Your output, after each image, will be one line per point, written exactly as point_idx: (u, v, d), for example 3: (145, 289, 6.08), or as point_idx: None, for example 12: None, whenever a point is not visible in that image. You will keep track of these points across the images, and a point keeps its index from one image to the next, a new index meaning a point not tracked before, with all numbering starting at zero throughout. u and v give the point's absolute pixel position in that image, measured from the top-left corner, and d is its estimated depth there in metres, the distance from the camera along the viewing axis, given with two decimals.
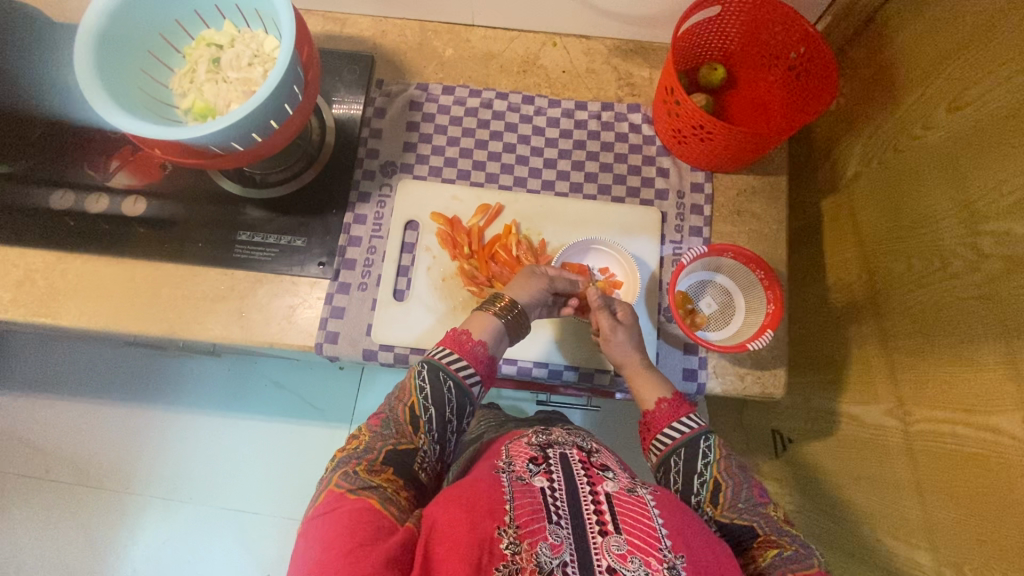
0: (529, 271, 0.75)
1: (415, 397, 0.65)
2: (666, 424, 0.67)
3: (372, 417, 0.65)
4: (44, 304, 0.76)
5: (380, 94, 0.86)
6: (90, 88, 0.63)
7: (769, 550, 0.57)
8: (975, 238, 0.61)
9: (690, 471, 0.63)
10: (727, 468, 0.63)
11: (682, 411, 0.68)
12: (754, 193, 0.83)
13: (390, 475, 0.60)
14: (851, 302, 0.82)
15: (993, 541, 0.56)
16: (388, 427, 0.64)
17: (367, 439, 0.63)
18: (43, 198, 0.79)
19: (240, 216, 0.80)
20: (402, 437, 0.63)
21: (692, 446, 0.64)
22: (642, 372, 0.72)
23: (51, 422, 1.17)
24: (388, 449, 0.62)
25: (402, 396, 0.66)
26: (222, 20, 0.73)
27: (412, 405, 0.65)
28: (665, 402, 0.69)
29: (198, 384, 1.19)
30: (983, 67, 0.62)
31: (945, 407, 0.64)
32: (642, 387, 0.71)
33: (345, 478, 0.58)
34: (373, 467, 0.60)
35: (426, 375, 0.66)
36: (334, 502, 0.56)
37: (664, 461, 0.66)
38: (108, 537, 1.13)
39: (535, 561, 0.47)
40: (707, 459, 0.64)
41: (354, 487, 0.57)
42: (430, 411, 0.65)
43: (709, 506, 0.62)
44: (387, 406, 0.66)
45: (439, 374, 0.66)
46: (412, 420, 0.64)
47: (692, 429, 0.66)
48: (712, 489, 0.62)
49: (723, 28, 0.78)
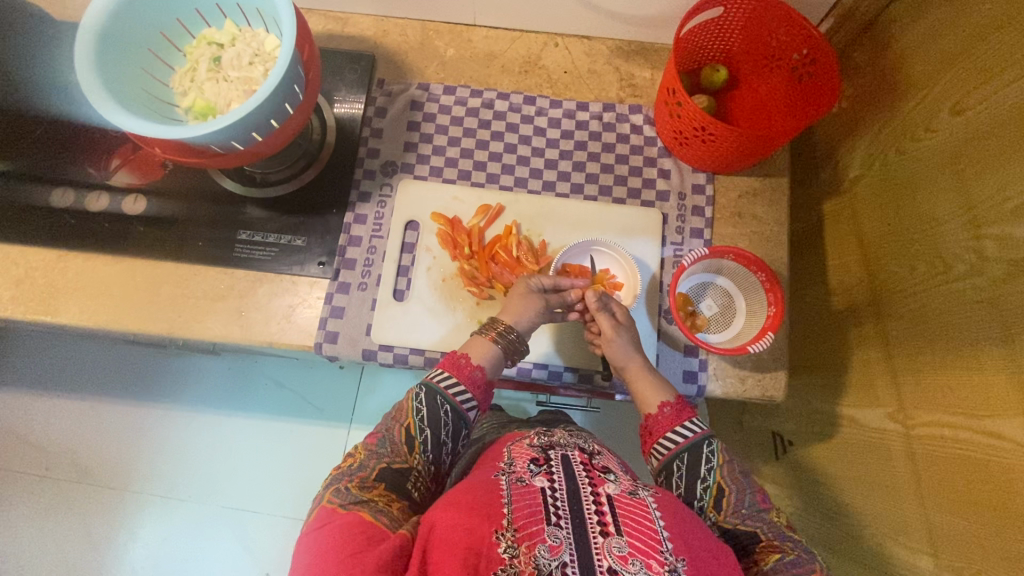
0: (528, 289, 0.74)
1: (411, 418, 0.65)
2: (667, 430, 0.67)
3: (368, 436, 0.66)
4: (43, 302, 0.76)
5: (382, 94, 0.86)
6: (90, 85, 0.62)
7: (771, 555, 0.58)
8: (977, 241, 0.61)
9: (693, 477, 0.63)
10: (731, 473, 0.63)
11: (684, 415, 0.67)
12: (755, 195, 0.82)
13: (381, 490, 0.60)
14: (852, 304, 0.82)
15: (993, 546, 0.56)
16: (384, 446, 0.65)
17: (362, 456, 0.64)
18: (42, 196, 0.79)
19: (240, 215, 0.80)
20: (396, 457, 0.64)
21: (695, 451, 0.64)
22: (643, 375, 0.71)
23: (50, 419, 1.17)
24: (381, 466, 0.62)
25: (399, 417, 0.66)
26: (223, 18, 0.73)
27: (408, 426, 0.65)
28: (667, 406, 0.68)
29: (197, 382, 1.19)
30: (986, 69, 0.62)
31: (946, 410, 0.64)
32: (645, 391, 0.70)
33: (337, 494, 0.59)
34: (365, 483, 0.60)
35: (423, 397, 0.66)
36: (326, 517, 0.56)
37: (667, 465, 0.65)
38: (107, 535, 1.13)
39: (534, 563, 0.47)
40: (710, 463, 0.63)
41: (345, 502, 0.57)
42: (426, 432, 0.65)
43: (712, 511, 0.62)
44: (384, 425, 0.67)
45: (436, 397, 0.66)
46: (408, 440, 0.65)
47: (695, 434, 0.65)
48: (715, 494, 0.62)
49: (725, 29, 0.78)
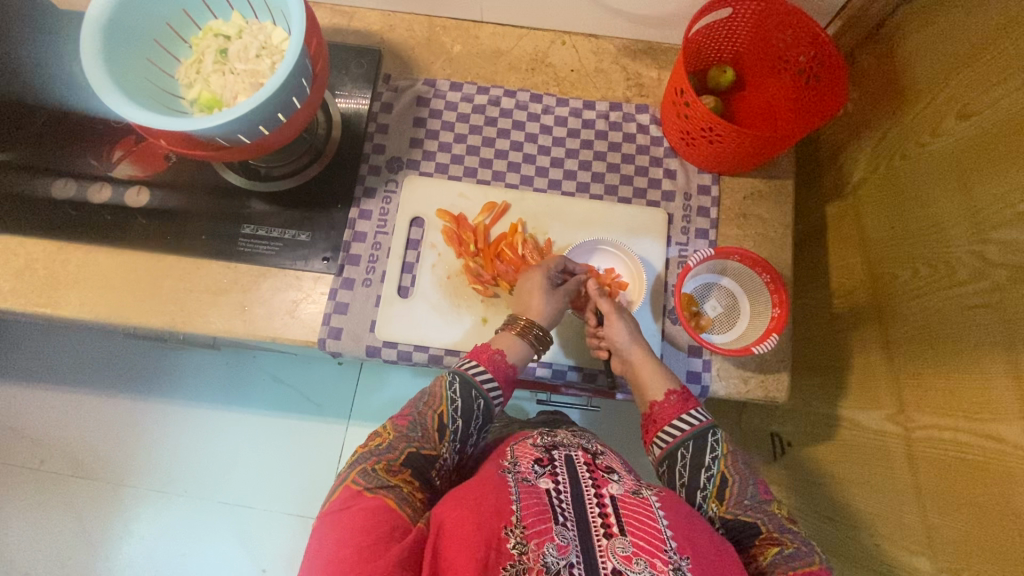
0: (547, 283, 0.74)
1: (445, 406, 0.65)
2: (673, 417, 0.67)
3: (398, 416, 0.65)
4: (43, 295, 0.75)
5: (387, 89, 0.86)
6: (95, 73, 0.62)
7: (770, 548, 0.58)
8: (981, 247, 0.61)
9: (697, 465, 0.63)
10: (733, 464, 0.63)
11: (689, 405, 0.68)
12: (761, 196, 0.82)
13: (406, 477, 0.60)
14: (853, 306, 0.83)
15: (993, 551, 0.57)
16: (414, 429, 0.64)
17: (391, 437, 0.63)
18: (43, 187, 0.79)
19: (244, 209, 0.79)
20: (426, 442, 0.63)
21: (701, 438, 0.64)
22: (648, 364, 0.71)
23: (46, 411, 1.16)
24: (410, 451, 0.62)
25: (432, 403, 0.65)
26: (230, 10, 0.72)
27: (440, 413, 0.65)
28: (673, 394, 0.69)
29: (195, 376, 1.19)
30: (994, 75, 0.62)
31: (945, 413, 0.64)
32: (649, 379, 0.70)
33: (363, 476, 0.58)
34: (392, 467, 0.60)
35: (458, 388, 0.66)
36: (350, 499, 0.56)
37: (670, 454, 0.65)
38: (102, 529, 1.12)
39: (542, 562, 0.47)
40: (714, 453, 0.64)
41: (371, 486, 0.57)
42: (458, 421, 0.65)
43: (714, 503, 0.62)
44: (414, 408, 0.66)
45: (470, 391, 0.66)
46: (440, 427, 0.64)
47: (700, 422, 0.66)
48: (718, 483, 0.62)
49: (733, 30, 0.78)
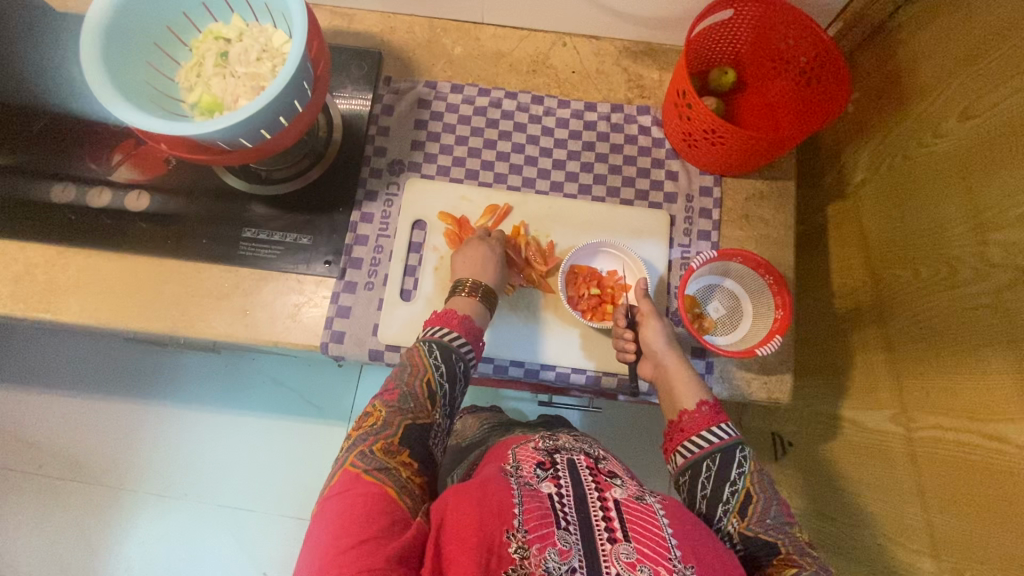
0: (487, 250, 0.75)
1: (431, 374, 0.66)
2: (702, 429, 0.67)
3: (386, 392, 0.65)
4: (43, 300, 0.75)
5: (388, 92, 0.85)
6: (95, 78, 0.61)
7: (786, 568, 0.57)
8: (982, 248, 0.62)
9: (723, 478, 0.63)
10: (761, 482, 0.63)
11: (719, 418, 0.68)
12: (763, 197, 0.83)
13: (406, 458, 0.60)
14: (855, 307, 0.83)
15: (995, 550, 0.57)
16: (406, 401, 0.64)
17: (385, 415, 0.63)
18: (41, 191, 0.78)
19: (245, 213, 0.79)
20: (419, 412, 0.64)
21: (728, 453, 0.64)
22: (682, 371, 0.72)
23: (45, 415, 1.15)
24: (407, 424, 0.63)
25: (417, 372, 0.66)
26: (230, 13, 0.72)
27: (428, 381, 0.66)
28: (705, 405, 0.69)
29: (195, 379, 1.18)
30: (995, 78, 0.62)
31: (946, 413, 0.65)
32: (683, 388, 0.71)
33: (362, 459, 0.58)
34: (390, 448, 0.60)
35: (439, 354, 0.67)
36: (350, 484, 0.56)
37: (694, 464, 0.65)
38: (102, 533, 1.12)
39: (544, 566, 0.47)
40: (742, 468, 0.63)
41: (370, 469, 0.57)
42: (445, 385, 0.67)
43: (736, 517, 0.61)
44: (400, 380, 0.66)
45: (451, 354, 0.68)
46: (429, 395, 0.65)
47: (727, 438, 0.66)
48: (742, 499, 0.62)
49: (735, 32, 0.78)
